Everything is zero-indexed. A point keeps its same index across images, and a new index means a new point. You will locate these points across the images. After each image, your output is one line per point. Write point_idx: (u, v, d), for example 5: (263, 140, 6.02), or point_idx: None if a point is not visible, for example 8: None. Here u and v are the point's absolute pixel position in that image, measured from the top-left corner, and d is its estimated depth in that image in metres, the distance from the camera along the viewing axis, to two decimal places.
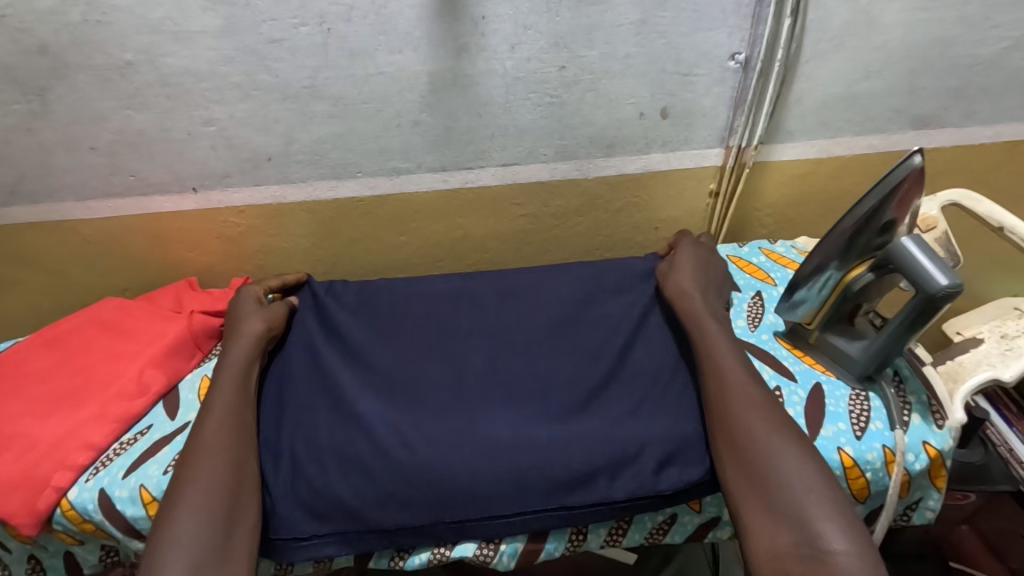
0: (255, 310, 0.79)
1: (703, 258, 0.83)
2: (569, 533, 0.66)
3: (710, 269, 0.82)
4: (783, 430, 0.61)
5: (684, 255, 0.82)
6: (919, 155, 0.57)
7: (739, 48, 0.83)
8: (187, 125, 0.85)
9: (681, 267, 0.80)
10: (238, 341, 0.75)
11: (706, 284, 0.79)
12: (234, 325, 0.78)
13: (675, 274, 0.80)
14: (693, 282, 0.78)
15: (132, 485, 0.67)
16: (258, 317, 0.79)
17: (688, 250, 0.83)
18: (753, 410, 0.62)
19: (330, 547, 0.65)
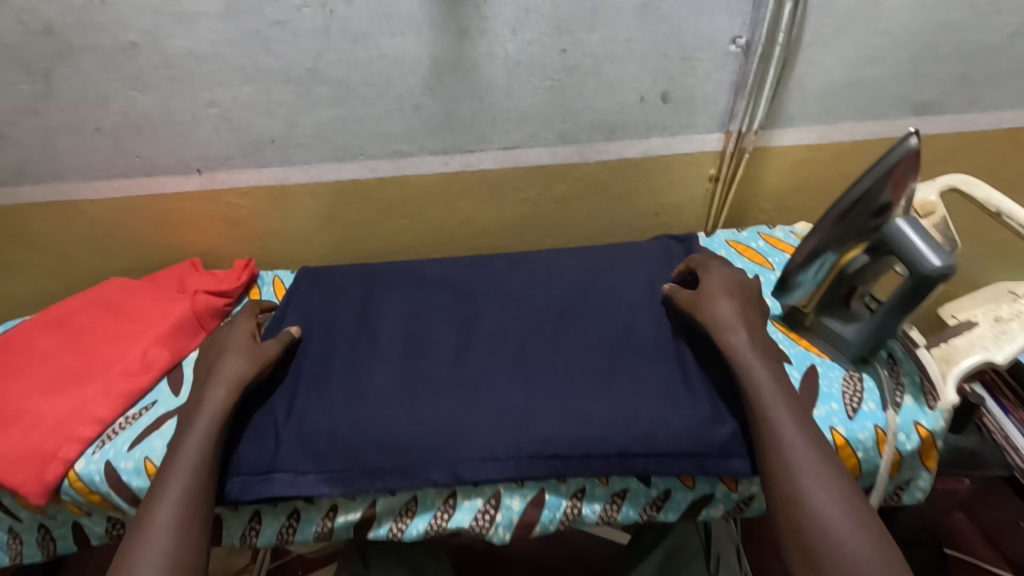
0: (245, 348, 0.74)
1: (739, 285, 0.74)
2: (564, 506, 0.66)
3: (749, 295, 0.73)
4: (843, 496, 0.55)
5: (714, 282, 0.74)
6: (915, 136, 0.57)
7: (740, 32, 0.82)
8: (191, 107, 0.86)
9: (716, 297, 0.72)
10: (216, 385, 0.69)
11: (745, 304, 0.71)
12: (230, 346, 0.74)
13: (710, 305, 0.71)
14: (731, 311, 0.70)
15: (137, 457, 0.68)
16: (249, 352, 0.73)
17: (716, 278, 0.75)
18: (809, 474, 0.56)
19: (323, 486, 0.66)
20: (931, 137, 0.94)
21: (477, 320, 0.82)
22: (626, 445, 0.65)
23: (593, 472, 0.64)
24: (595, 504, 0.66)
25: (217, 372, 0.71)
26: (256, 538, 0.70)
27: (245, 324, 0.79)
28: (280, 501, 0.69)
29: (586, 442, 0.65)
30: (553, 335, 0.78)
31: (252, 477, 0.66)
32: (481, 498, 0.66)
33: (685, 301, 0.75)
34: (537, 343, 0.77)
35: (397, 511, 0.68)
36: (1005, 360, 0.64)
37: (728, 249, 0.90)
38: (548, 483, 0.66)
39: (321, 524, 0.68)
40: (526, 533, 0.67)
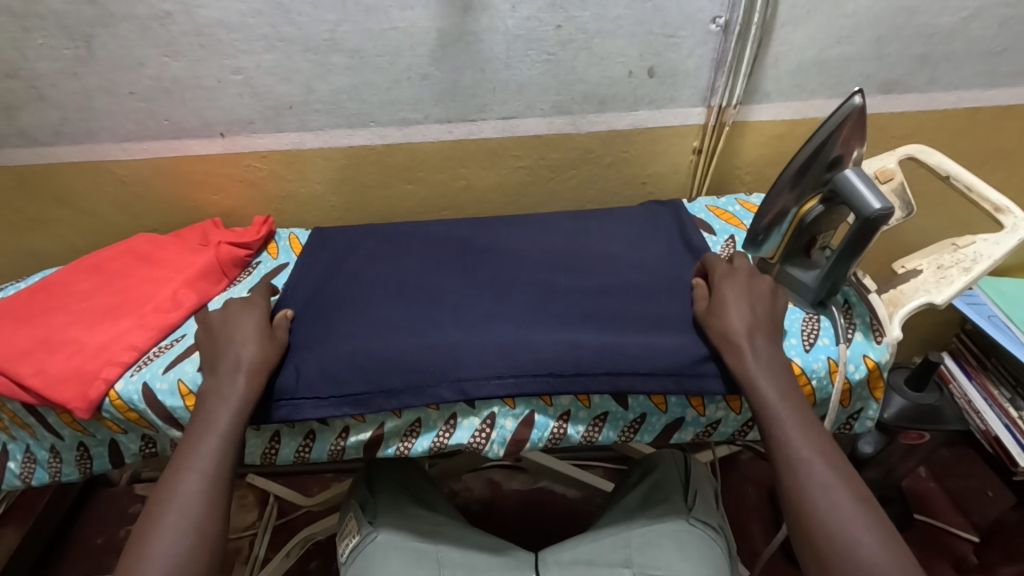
0: (257, 335, 0.76)
1: (751, 292, 0.74)
2: (552, 426, 0.74)
3: (760, 299, 0.73)
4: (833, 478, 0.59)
5: (728, 291, 0.74)
6: (857, 96, 0.65)
7: (719, 12, 0.91)
8: (218, 73, 0.94)
9: (727, 306, 0.72)
10: (239, 376, 0.71)
11: (757, 318, 0.71)
12: (233, 344, 0.75)
13: (722, 315, 0.72)
14: (743, 321, 0.70)
15: (171, 378, 0.76)
16: (256, 343, 0.75)
17: (730, 287, 0.75)
18: (811, 464, 0.60)
19: (343, 405, 0.74)
20: (896, 114, 1.02)
21: (475, 271, 0.90)
22: (612, 365, 0.73)
23: (578, 390, 0.72)
24: (579, 426, 0.74)
25: (243, 316, 0.79)
26: (275, 456, 0.78)
27: (253, 313, 0.79)
28: (297, 423, 0.76)
29: (576, 367, 0.73)
30: (546, 284, 0.87)
31: (280, 401, 0.74)
32: (478, 418, 0.74)
33: (700, 312, 0.76)
34: (529, 293, 0.85)
35: (403, 432, 0.76)
36: (944, 300, 0.72)
37: (708, 213, 0.99)
38: (538, 405, 0.74)
39: (335, 442, 0.76)
40: (517, 451, 0.75)
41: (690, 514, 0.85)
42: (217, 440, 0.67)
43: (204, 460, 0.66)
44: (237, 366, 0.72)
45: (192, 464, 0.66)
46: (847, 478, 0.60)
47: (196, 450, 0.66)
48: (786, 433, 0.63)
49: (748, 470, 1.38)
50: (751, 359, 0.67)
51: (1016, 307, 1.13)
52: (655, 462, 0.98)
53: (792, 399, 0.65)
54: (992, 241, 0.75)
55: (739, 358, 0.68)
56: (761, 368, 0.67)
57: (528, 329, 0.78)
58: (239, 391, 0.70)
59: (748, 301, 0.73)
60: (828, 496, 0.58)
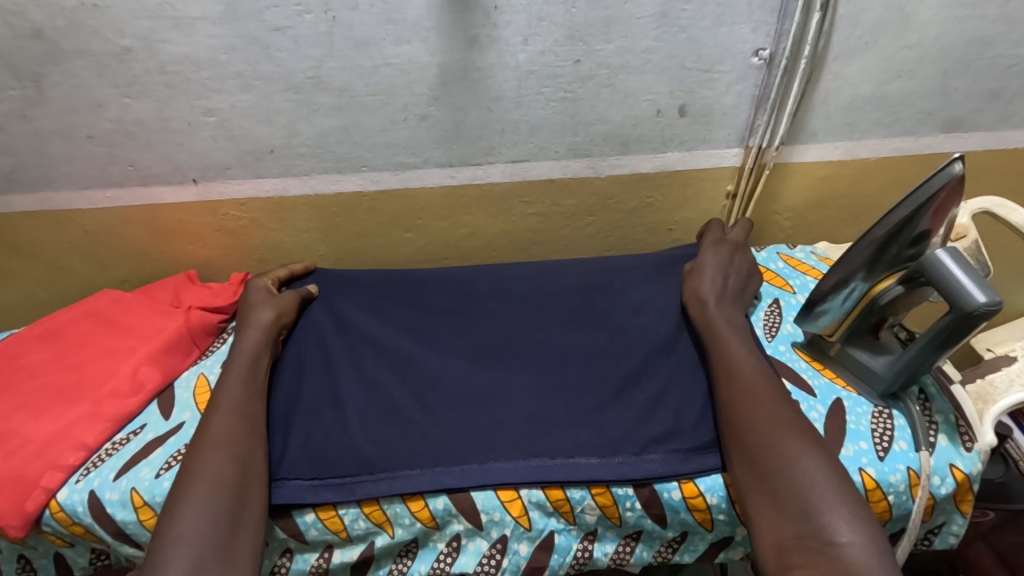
0: (270, 300, 0.78)
1: (726, 258, 0.79)
2: (574, 550, 0.62)
3: (732, 270, 0.78)
4: (795, 427, 0.59)
5: (707, 256, 0.79)
6: (959, 163, 0.53)
7: (763, 44, 0.79)
8: (188, 114, 0.82)
9: (703, 269, 0.77)
10: (247, 330, 0.74)
11: (727, 283, 0.76)
12: (245, 314, 0.76)
13: (695, 277, 0.77)
14: (714, 284, 0.75)
15: (123, 488, 0.64)
16: (271, 306, 0.77)
17: (708, 253, 0.80)
18: (770, 410, 0.60)
19: (329, 492, 0.63)
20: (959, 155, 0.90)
21: (481, 326, 0.79)
22: (642, 446, 0.64)
23: (596, 479, 0.61)
24: (607, 547, 0.63)
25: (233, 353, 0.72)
26: None
27: (261, 279, 0.81)
28: (271, 539, 0.64)
29: (603, 452, 0.63)
30: (564, 356, 0.75)
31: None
32: (486, 541, 0.62)
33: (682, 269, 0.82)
34: (543, 365, 0.73)
35: (397, 552, 0.64)
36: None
37: None
38: (559, 524, 0.62)
39: (316, 563, 0.64)
40: None
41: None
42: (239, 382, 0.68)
43: (228, 395, 0.66)
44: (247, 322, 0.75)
45: (219, 401, 0.66)
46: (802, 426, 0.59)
47: (221, 388, 0.67)
48: (744, 383, 0.63)
49: None
50: (721, 324, 0.70)
51: None
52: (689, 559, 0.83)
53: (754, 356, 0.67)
54: None
55: (704, 312, 0.73)
56: (725, 325, 0.70)
57: (548, 411, 0.68)
58: (251, 340, 0.72)
59: (722, 268, 0.77)
60: (785, 439, 0.58)
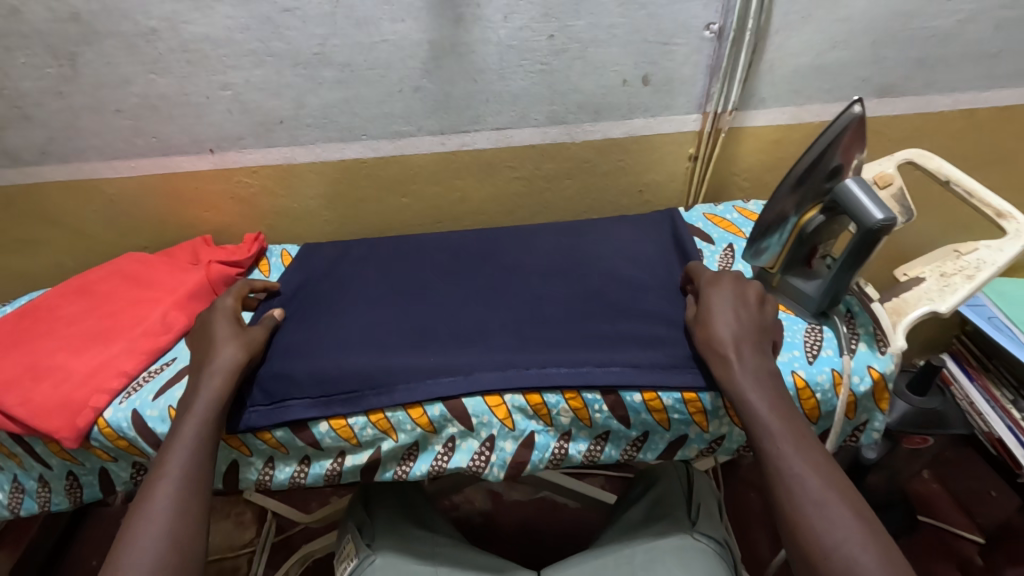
0: (230, 337, 0.75)
1: (733, 292, 0.74)
2: (553, 447, 0.73)
3: (746, 307, 0.72)
4: (837, 503, 0.56)
5: (715, 297, 0.73)
6: (857, 104, 0.65)
7: (714, 19, 0.90)
8: (206, 89, 0.92)
9: (713, 313, 0.72)
10: (208, 379, 0.70)
11: (743, 322, 0.70)
12: (205, 352, 0.74)
13: (707, 322, 0.71)
14: (730, 329, 0.69)
15: (162, 405, 0.75)
16: (234, 344, 0.75)
17: (721, 293, 0.74)
18: (809, 486, 0.57)
19: (337, 407, 0.73)
20: (893, 117, 1.02)
21: (463, 280, 0.90)
22: (605, 357, 0.74)
23: (568, 384, 0.71)
24: (581, 445, 0.74)
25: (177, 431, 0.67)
26: (269, 482, 0.76)
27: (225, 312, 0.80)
28: (292, 448, 0.75)
29: (571, 363, 0.73)
30: (540, 298, 0.85)
31: (269, 404, 0.74)
32: (477, 441, 0.73)
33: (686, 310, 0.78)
34: (523, 304, 0.84)
35: (400, 456, 0.75)
36: (964, 300, 0.73)
37: (706, 221, 0.97)
38: (539, 425, 0.73)
39: (331, 467, 0.75)
40: (518, 473, 0.73)
41: (694, 529, 0.86)
42: (175, 475, 0.64)
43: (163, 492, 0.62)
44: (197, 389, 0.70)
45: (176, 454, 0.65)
46: (845, 497, 0.57)
47: (155, 481, 0.63)
48: (780, 450, 0.60)
49: (750, 476, 1.39)
50: (740, 373, 0.66)
51: (1018, 308, 1.15)
52: (658, 475, 0.99)
53: (779, 400, 0.64)
54: (995, 248, 0.75)
55: (727, 371, 0.66)
56: (719, 303, 0.73)
57: (526, 337, 0.79)
58: (204, 404, 0.68)
59: (734, 308, 0.72)
60: (821, 512, 0.56)
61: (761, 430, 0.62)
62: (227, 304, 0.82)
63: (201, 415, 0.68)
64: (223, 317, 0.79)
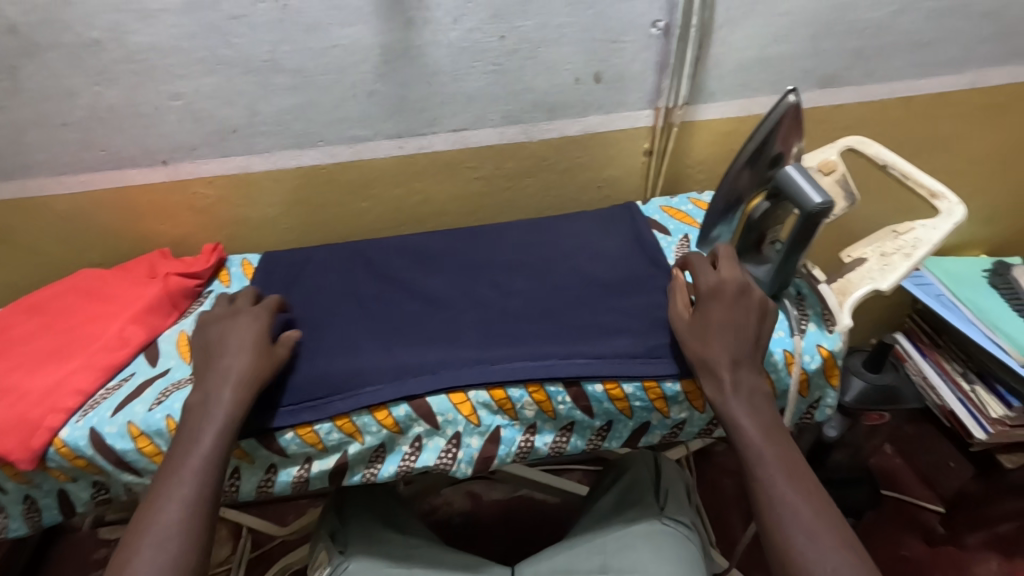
0: (253, 347, 0.72)
1: (731, 308, 0.70)
2: (519, 442, 0.74)
3: (745, 325, 0.70)
4: (825, 530, 0.59)
5: (715, 312, 0.70)
6: (790, 94, 0.69)
7: (659, 16, 0.92)
8: (155, 99, 0.91)
9: (711, 333, 0.69)
10: (225, 389, 0.68)
11: (741, 342, 0.68)
12: (219, 360, 0.72)
13: (704, 341, 0.69)
14: (726, 349, 0.68)
15: (121, 421, 0.73)
16: (253, 355, 0.72)
17: (719, 309, 0.70)
18: (798, 513, 0.60)
19: (302, 412, 0.72)
20: (836, 106, 1.06)
21: (420, 282, 0.90)
22: (569, 348, 0.75)
23: (530, 378, 0.72)
24: (547, 437, 0.75)
25: (189, 450, 0.65)
26: (236, 493, 0.76)
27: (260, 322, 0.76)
28: (257, 458, 0.74)
29: (535, 356, 0.74)
30: (503, 297, 0.86)
31: None
32: (443, 439, 0.73)
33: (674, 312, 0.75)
34: (487, 303, 0.85)
35: (368, 459, 0.75)
36: (902, 277, 0.76)
37: (662, 213, 1.00)
38: (504, 420, 0.74)
39: (298, 474, 0.74)
40: (487, 468, 0.75)
41: (662, 514, 0.88)
42: (181, 505, 0.62)
43: (168, 524, 0.61)
44: (211, 406, 0.68)
45: (180, 482, 0.64)
46: (831, 522, 0.60)
47: (160, 509, 0.62)
48: (770, 476, 0.62)
49: (723, 462, 1.42)
50: (733, 395, 0.67)
51: (962, 285, 1.20)
52: (628, 463, 1.01)
53: (768, 424, 0.66)
54: (930, 226, 0.79)
55: (721, 394, 0.67)
56: (718, 322, 0.70)
57: (490, 334, 0.79)
58: (214, 427, 0.66)
59: (733, 327, 0.69)
60: (810, 538, 0.59)
61: (751, 455, 0.64)
62: (258, 308, 0.78)
63: (212, 434, 0.66)
64: (252, 320, 0.76)
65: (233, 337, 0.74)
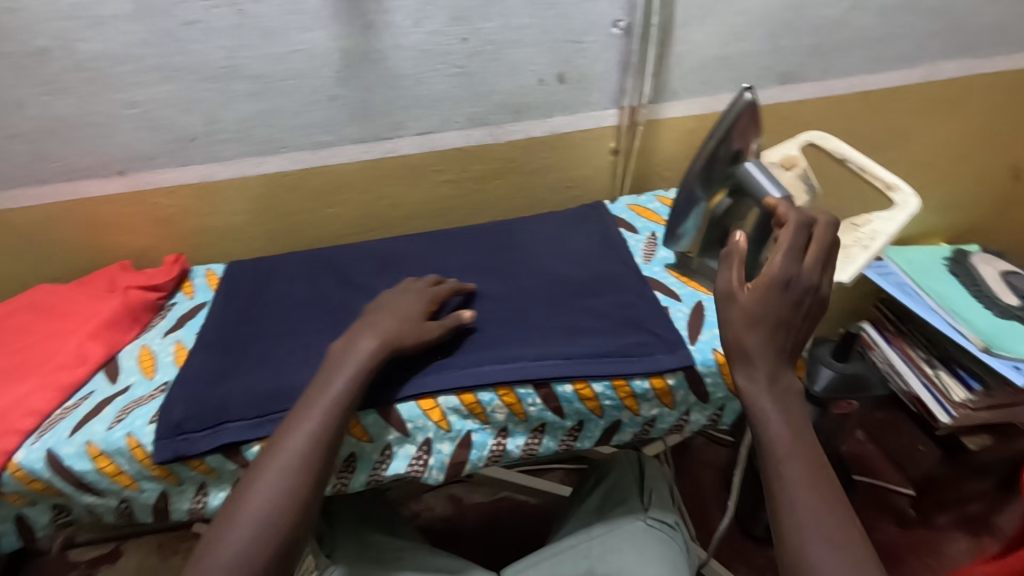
0: (408, 318, 0.73)
1: (782, 303, 0.63)
2: (490, 446, 0.75)
3: (794, 320, 0.64)
4: (846, 542, 0.55)
5: (773, 301, 0.63)
6: (746, 91, 0.71)
7: (620, 16, 0.93)
8: (109, 108, 0.88)
9: (761, 322, 0.63)
10: (364, 338, 0.69)
11: (788, 333, 0.63)
12: (362, 326, 0.72)
13: (750, 328, 0.63)
14: (767, 341, 0.63)
15: (79, 441, 0.71)
16: (400, 322, 0.72)
17: (773, 299, 0.63)
18: (820, 521, 0.56)
19: (271, 425, 0.71)
20: (797, 102, 1.08)
21: (387, 288, 0.89)
22: (538, 350, 0.75)
23: (500, 381, 0.72)
24: (518, 440, 0.75)
25: (321, 390, 0.65)
26: (203, 510, 0.74)
27: (422, 304, 0.76)
28: (224, 473, 0.72)
29: (504, 358, 0.74)
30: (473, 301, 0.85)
31: (204, 430, 0.71)
32: (414, 446, 0.73)
33: (723, 289, 0.66)
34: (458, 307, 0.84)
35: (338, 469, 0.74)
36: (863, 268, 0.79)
37: (630, 212, 1.00)
38: (475, 424, 0.74)
39: None
40: (459, 473, 0.75)
41: (646, 514, 0.89)
42: (308, 439, 0.62)
43: (291, 454, 0.61)
44: (348, 352, 0.68)
45: (302, 419, 0.63)
46: (855, 535, 0.56)
47: (286, 438, 0.62)
48: (793, 478, 0.58)
49: (701, 455, 1.44)
50: (764, 388, 0.62)
51: (924, 273, 1.24)
52: (611, 466, 1.02)
53: (796, 425, 0.61)
54: (886, 218, 0.81)
55: (754, 386, 0.62)
56: (771, 311, 0.63)
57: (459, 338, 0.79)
58: (342, 380, 0.66)
59: (782, 321, 0.63)
60: (830, 549, 0.54)
61: (772, 454, 0.60)
62: (432, 288, 0.79)
63: (344, 377, 0.66)
64: (415, 296, 0.77)
65: (390, 309, 0.74)
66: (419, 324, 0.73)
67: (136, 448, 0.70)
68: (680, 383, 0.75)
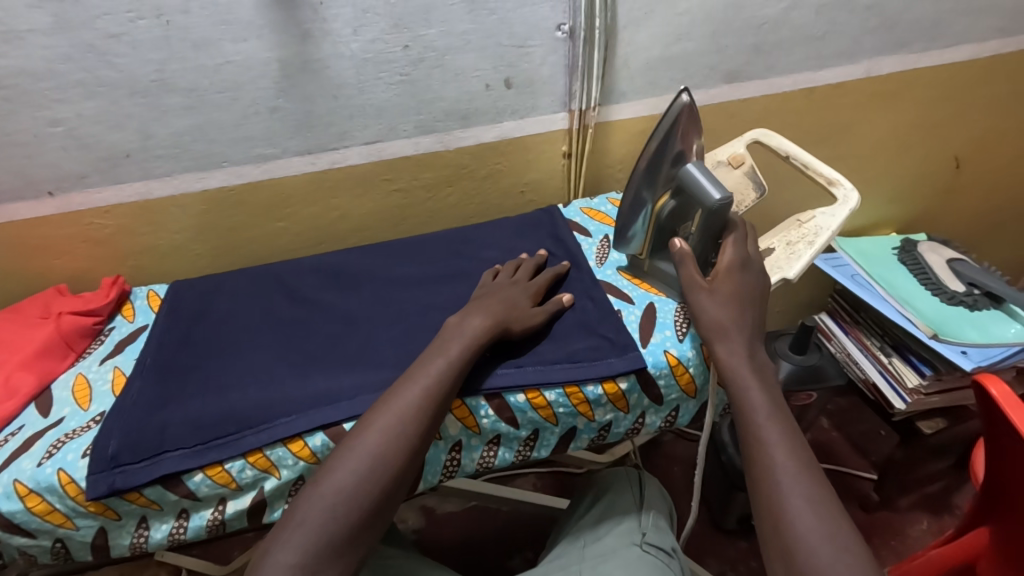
0: (508, 303, 0.76)
1: (741, 282, 0.73)
2: (444, 461, 0.73)
3: (755, 302, 0.73)
4: (822, 503, 0.56)
5: (734, 284, 0.73)
6: (683, 94, 0.71)
7: (563, 20, 0.93)
8: (32, 127, 0.84)
9: (725, 299, 0.72)
10: (469, 322, 0.72)
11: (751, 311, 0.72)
12: (469, 309, 0.75)
13: (714, 303, 0.71)
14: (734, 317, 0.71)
15: (6, 481, 0.67)
16: (509, 306, 0.76)
17: (731, 282, 0.73)
18: (795, 481, 0.58)
19: (214, 453, 0.68)
20: (744, 101, 1.09)
21: (336, 302, 0.87)
22: (489, 360, 0.74)
23: None
24: (473, 453, 0.74)
25: (410, 378, 0.66)
26: (145, 544, 0.71)
27: (524, 291, 0.79)
28: (166, 504, 0.69)
29: None
30: (426, 312, 0.84)
31: (142, 461, 0.68)
32: None
33: (688, 279, 0.75)
34: (409, 320, 0.83)
35: (287, 493, 0.72)
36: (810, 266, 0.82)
37: (583, 215, 1.00)
38: None
39: (212, 517, 0.70)
40: (413, 490, 0.74)
41: (643, 541, 0.81)
42: (389, 427, 0.62)
43: (369, 441, 0.61)
44: (451, 335, 0.71)
45: (387, 405, 0.63)
46: (827, 495, 0.57)
47: (368, 425, 0.62)
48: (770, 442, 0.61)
49: (671, 452, 1.45)
50: (738, 361, 0.67)
51: (875, 263, 1.27)
52: (609, 484, 0.94)
53: (775, 398, 0.65)
54: (829, 214, 0.83)
55: (731, 358, 0.68)
56: (734, 292, 0.72)
57: (410, 351, 0.78)
58: (438, 364, 0.67)
59: (745, 300, 0.72)
60: (804, 506, 0.56)
61: (750, 422, 0.63)
62: (533, 280, 0.82)
63: (437, 365, 0.67)
64: (518, 288, 0.80)
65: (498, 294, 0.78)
66: (516, 311, 0.76)
67: (68, 483, 0.67)
68: (633, 387, 0.75)
